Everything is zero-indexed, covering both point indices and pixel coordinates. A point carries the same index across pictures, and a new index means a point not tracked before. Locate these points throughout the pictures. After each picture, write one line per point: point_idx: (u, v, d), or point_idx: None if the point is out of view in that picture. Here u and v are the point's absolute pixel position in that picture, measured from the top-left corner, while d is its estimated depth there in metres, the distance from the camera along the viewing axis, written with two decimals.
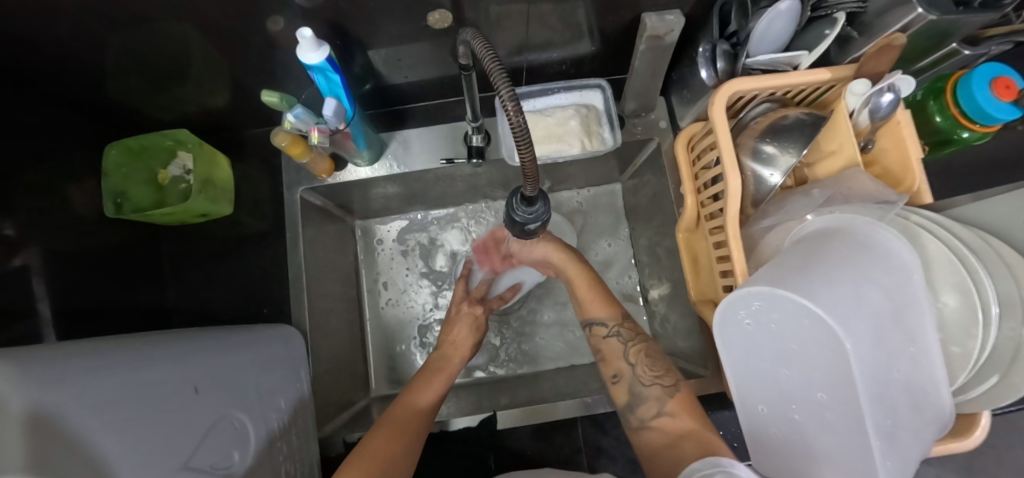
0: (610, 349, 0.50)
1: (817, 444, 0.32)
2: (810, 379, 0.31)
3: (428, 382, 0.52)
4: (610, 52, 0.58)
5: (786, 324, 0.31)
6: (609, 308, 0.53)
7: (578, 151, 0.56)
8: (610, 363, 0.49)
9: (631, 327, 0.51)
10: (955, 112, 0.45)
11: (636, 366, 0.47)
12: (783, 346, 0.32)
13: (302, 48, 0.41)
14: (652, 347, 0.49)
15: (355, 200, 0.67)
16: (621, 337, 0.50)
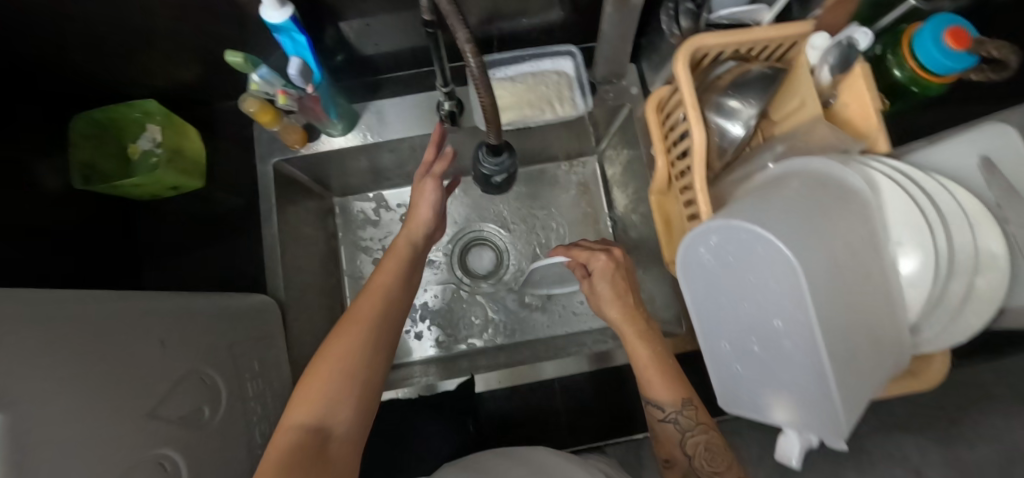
0: (665, 432, 0.46)
1: (777, 374, 0.33)
2: (766, 310, 0.32)
3: (389, 268, 0.48)
4: (579, 18, 0.58)
5: (742, 256, 0.32)
6: (673, 390, 0.45)
7: (551, 116, 0.57)
8: (666, 447, 0.46)
9: (691, 413, 0.45)
10: (913, 66, 0.46)
11: (692, 457, 0.44)
12: (738, 277, 0.32)
13: (265, 7, 0.40)
14: (716, 437, 0.44)
15: (331, 174, 0.67)
16: (679, 425, 0.45)
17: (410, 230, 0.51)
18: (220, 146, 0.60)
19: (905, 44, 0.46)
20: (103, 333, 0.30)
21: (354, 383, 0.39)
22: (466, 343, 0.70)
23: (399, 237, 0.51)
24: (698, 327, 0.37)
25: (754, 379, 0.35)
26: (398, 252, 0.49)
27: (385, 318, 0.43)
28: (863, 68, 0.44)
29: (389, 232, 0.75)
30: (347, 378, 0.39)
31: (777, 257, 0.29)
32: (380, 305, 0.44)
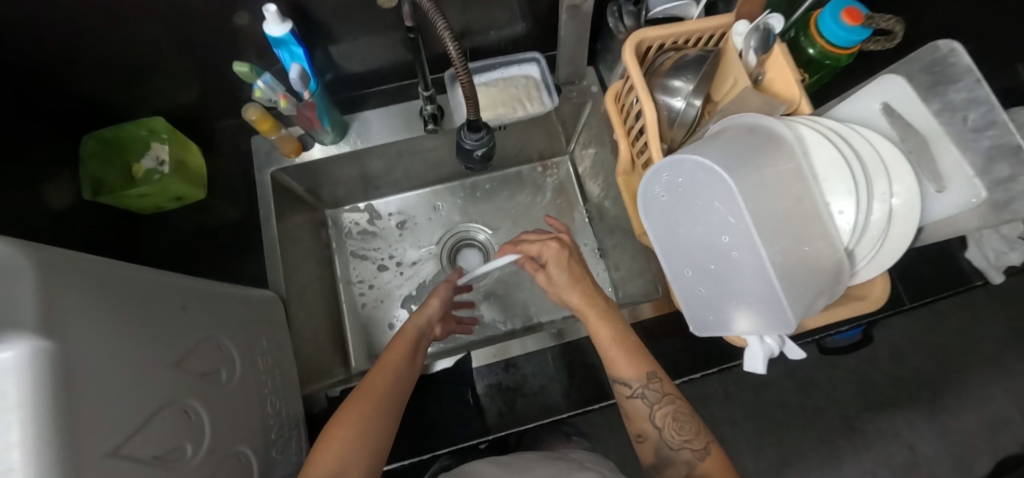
0: (636, 408, 0.51)
1: (733, 286, 0.39)
2: (715, 229, 0.38)
3: (397, 347, 0.54)
4: (540, 29, 0.66)
5: (690, 182, 0.39)
6: (637, 365, 0.52)
7: (522, 113, 0.64)
8: (637, 422, 0.51)
9: (655, 386, 0.51)
10: (822, 43, 0.54)
11: (663, 429, 0.49)
12: (686, 203, 0.40)
13: (268, 22, 0.47)
14: (680, 406, 0.50)
15: (324, 184, 0.72)
16: (647, 399, 0.50)
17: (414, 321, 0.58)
18: (220, 162, 0.65)
19: (812, 25, 0.55)
20: (134, 291, 0.34)
21: (369, 444, 0.44)
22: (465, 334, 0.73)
23: (408, 323, 0.58)
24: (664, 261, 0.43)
25: (716, 296, 0.40)
26: (405, 336, 0.56)
27: (397, 389, 0.50)
28: (781, 47, 0.52)
29: (380, 239, 0.79)
30: (361, 441, 0.44)
31: (715, 178, 0.37)
32: (391, 378, 0.50)
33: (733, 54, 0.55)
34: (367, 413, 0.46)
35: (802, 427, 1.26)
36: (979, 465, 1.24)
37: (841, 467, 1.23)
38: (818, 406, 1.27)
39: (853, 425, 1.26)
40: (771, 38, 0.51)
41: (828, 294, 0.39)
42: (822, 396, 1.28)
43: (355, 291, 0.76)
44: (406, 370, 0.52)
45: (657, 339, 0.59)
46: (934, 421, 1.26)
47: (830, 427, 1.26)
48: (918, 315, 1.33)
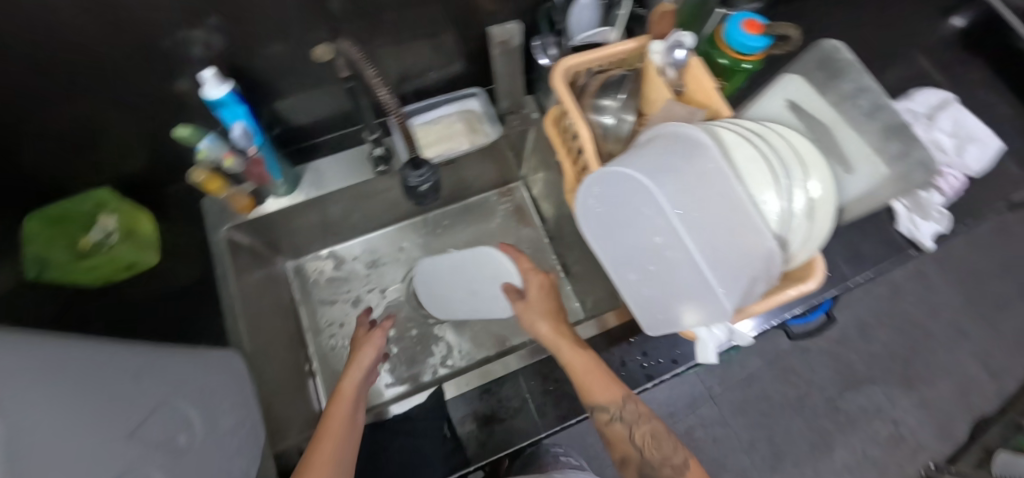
0: (615, 432, 0.51)
1: (671, 283, 0.42)
2: (647, 231, 0.42)
3: (335, 410, 0.50)
4: (475, 66, 0.70)
5: (616, 194, 0.44)
6: (610, 389, 0.50)
7: (468, 146, 0.66)
8: (619, 447, 0.52)
9: (631, 408, 0.51)
10: (731, 53, 0.59)
11: (643, 449, 0.51)
12: (617, 212, 0.45)
13: (206, 86, 0.48)
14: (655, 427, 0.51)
15: (281, 235, 0.72)
16: (626, 422, 0.50)
17: (355, 367, 0.56)
18: (172, 226, 0.65)
19: (718, 38, 0.60)
20: (79, 361, 0.33)
21: None
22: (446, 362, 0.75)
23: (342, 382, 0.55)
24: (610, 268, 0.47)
25: (659, 295, 0.44)
26: (345, 386, 0.54)
27: (347, 435, 0.48)
28: (695, 60, 0.56)
29: (348, 282, 0.80)
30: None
31: (637, 186, 0.41)
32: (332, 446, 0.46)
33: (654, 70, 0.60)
34: (330, 461, 0.45)
35: (790, 416, 1.28)
36: (960, 429, 1.28)
37: (833, 450, 1.26)
38: (800, 393, 1.30)
39: (837, 406, 1.29)
40: (684, 53, 0.56)
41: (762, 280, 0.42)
42: (803, 382, 1.31)
43: (327, 338, 0.76)
44: (347, 429, 0.49)
45: (624, 345, 0.61)
46: (910, 391, 1.31)
47: (816, 412, 1.29)
48: (878, 291, 1.40)
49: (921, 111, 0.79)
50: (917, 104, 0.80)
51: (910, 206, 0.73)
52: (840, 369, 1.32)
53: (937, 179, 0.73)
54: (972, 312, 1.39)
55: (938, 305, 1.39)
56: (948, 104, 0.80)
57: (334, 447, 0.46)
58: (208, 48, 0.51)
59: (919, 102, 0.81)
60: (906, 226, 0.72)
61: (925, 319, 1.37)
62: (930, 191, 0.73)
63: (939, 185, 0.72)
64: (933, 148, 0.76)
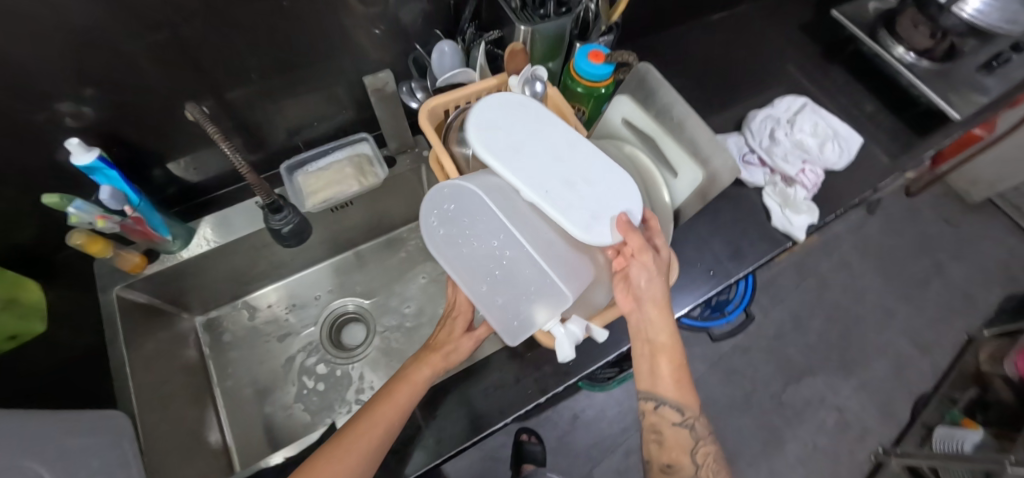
0: (676, 436, 0.54)
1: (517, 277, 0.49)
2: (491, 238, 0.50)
3: (402, 390, 0.55)
4: (361, 111, 0.76)
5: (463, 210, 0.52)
6: (688, 397, 0.54)
7: (357, 188, 0.70)
8: (671, 452, 0.54)
9: (698, 422, 0.54)
10: (583, 82, 0.65)
11: (699, 464, 0.53)
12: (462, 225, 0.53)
13: (74, 153, 0.50)
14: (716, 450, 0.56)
15: (184, 290, 0.72)
16: (693, 431, 0.54)
17: (435, 363, 0.56)
18: (67, 293, 0.65)
19: (572, 70, 0.66)
20: None
21: None
22: (362, 395, 0.77)
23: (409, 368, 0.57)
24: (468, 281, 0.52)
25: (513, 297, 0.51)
26: (415, 376, 0.55)
27: (397, 418, 0.53)
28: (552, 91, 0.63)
29: (260, 330, 0.80)
30: (358, 464, 0.50)
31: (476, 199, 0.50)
32: (377, 435, 0.52)
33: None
34: (369, 429, 0.52)
35: (740, 417, 1.31)
36: (902, 409, 1.33)
37: (785, 445, 1.28)
38: (746, 393, 1.33)
39: (782, 401, 1.33)
40: (543, 86, 0.63)
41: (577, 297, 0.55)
42: (748, 381, 1.35)
43: (239, 390, 0.75)
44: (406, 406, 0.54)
45: (518, 362, 0.64)
46: (848, 378, 1.37)
47: (764, 410, 1.32)
48: (808, 285, 1.47)
49: (782, 115, 0.87)
50: (779, 110, 0.88)
51: (780, 202, 0.80)
52: (781, 365, 1.37)
53: (797, 177, 0.80)
54: (895, 295, 1.48)
55: (863, 292, 1.48)
56: (807, 107, 0.88)
57: (378, 426, 0.52)
58: (79, 118, 0.54)
59: (780, 107, 0.89)
60: (778, 221, 0.78)
61: (853, 307, 1.45)
62: (794, 187, 0.80)
63: (801, 181, 0.80)
64: (796, 147, 0.83)
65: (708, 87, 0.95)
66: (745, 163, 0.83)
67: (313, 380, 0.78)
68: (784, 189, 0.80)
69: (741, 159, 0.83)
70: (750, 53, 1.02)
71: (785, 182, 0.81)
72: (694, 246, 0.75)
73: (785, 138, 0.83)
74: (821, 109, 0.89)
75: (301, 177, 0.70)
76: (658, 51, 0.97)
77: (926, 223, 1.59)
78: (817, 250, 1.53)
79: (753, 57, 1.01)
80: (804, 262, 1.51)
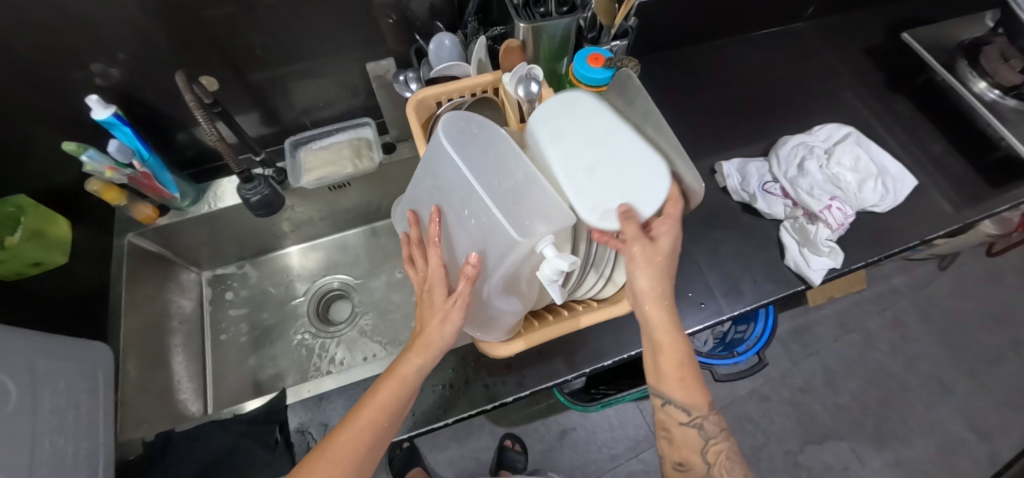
0: (686, 437, 0.50)
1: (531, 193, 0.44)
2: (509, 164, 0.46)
3: (388, 387, 0.46)
4: (370, 97, 0.78)
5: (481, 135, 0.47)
6: (699, 396, 0.49)
7: (351, 170, 0.73)
8: (682, 451, 0.50)
9: (711, 420, 0.50)
10: (582, 86, 0.62)
11: (711, 465, 0.49)
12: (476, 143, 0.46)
13: (93, 109, 0.56)
14: (729, 446, 0.50)
15: (191, 245, 0.79)
16: (705, 430, 0.50)
17: (422, 350, 0.45)
18: (89, 234, 0.72)
19: (571, 73, 0.62)
20: None
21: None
22: (334, 368, 0.79)
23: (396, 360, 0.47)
24: (481, 194, 0.42)
25: (524, 209, 0.42)
26: (402, 370, 0.46)
27: (384, 419, 0.46)
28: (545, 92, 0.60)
29: (256, 292, 0.85)
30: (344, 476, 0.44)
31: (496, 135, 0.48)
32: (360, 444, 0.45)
33: (514, 100, 0.63)
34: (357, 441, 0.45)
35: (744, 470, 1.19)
36: None
37: None
38: (756, 444, 1.22)
39: (797, 462, 1.20)
40: (537, 87, 0.60)
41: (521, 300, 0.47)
42: (761, 433, 1.23)
43: (226, 343, 0.80)
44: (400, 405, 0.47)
45: (472, 363, 0.62)
46: (882, 451, 1.21)
47: (773, 466, 1.20)
48: (851, 339, 1.32)
49: (818, 144, 0.79)
50: (817, 138, 0.80)
51: (798, 239, 0.71)
52: (804, 423, 1.24)
53: (821, 212, 0.70)
54: (957, 367, 1.29)
55: (916, 357, 1.30)
56: (849, 139, 0.79)
57: (365, 430, 0.45)
58: (105, 79, 0.60)
59: (819, 136, 0.80)
60: (793, 260, 0.70)
61: (901, 373, 1.28)
62: (818, 225, 0.70)
63: (827, 217, 0.70)
64: (829, 181, 0.74)
65: (742, 107, 0.87)
66: (764, 191, 0.75)
67: (293, 346, 0.81)
68: (805, 224, 0.71)
69: (759, 187, 0.76)
70: (800, 74, 0.92)
71: (808, 217, 0.72)
72: (687, 273, 0.69)
73: (815, 169, 0.75)
74: (867, 143, 0.79)
75: (302, 154, 0.74)
76: (692, 64, 0.91)
77: (1011, 291, 1.37)
78: (868, 301, 1.36)
79: (803, 79, 0.92)
80: (850, 313, 1.34)
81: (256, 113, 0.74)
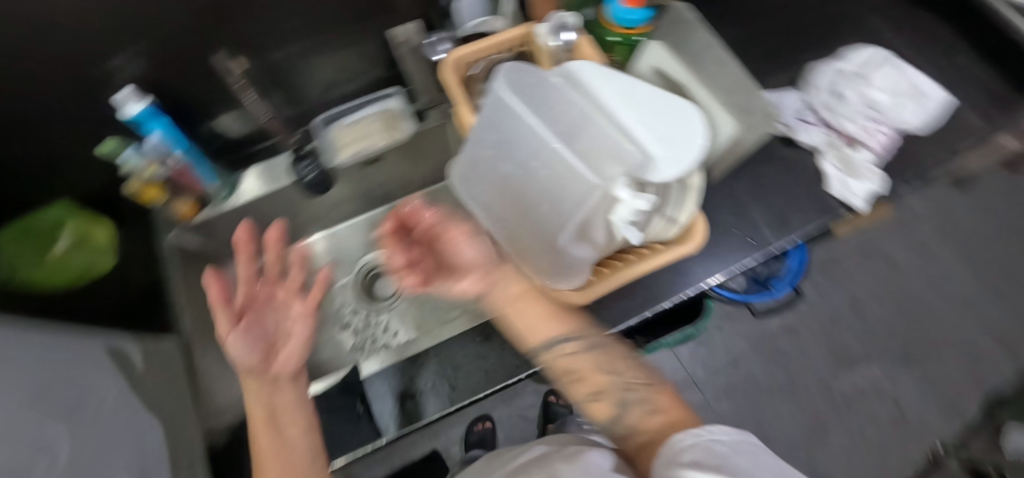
0: (575, 370, 0.44)
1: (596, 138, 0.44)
2: (571, 113, 0.46)
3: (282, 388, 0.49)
4: (392, 66, 0.75)
5: (538, 85, 0.46)
6: (554, 321, 0.46)
7: (384, 143, 0.73)
8: (587, 382, 0.43)
9: (585, 339, 0.45)
10: (620, 29, 0.59)
11: (615, 374, 0.43)
12: (536, 94, 0.46)
13: (126, 103, 0.56)
14: (622, 351, 0.45)
15: (231, 237, 0.78)
16: (584, 352, 0.44)
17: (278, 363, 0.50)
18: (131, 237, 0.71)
19: (604, 17, 0.60)
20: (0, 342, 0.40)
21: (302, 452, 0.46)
22: (390, 339, 0.79)
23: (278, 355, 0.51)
24: (553, 142, 0.42)
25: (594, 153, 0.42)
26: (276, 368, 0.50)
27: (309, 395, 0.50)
28: (582, 40, 0.58)
29: (300, 276, 0.85)
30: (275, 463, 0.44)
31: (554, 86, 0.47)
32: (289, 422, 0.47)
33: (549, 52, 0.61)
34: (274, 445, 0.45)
35: (783, 402, 1.24)
36: (968, 405, 1.23)
37: (828, 433, 1.22)
38: (790, 376, 1.26)
39: (832, 389, 1.25)
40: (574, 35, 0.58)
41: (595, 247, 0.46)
42: (794, 365, 1.27)
43: None
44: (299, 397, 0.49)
45: None
46: (911, 370, 1.26)
47: (808, 394, 1.25)
48: (876, 267, 1.34)
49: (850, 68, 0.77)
50: (851, 62, 0.78)
51: (842, 166, 0.71)
52: (835, 352, 1.28)
53: (863, 138, 0.71)
54: (979, 283, 1.32)
55: (940, 278, 1.33)
56: (878, 60, 0.78)
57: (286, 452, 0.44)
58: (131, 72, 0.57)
59: (848, 60, 0.79)
60: (833, 185, 0.70)
61: (926, 294, 1.32)
62: (860, 150, 0.71)
63: (868, 142, 0.71)
64: (865, 105, 0.74)
65: (773, 37, 0.84)
66: (799, 121, 0.75)
67: (346, 324, 0.81)
68: (846, 149, 0.72)
69: (794, 117, 0.75)
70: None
71: (849, 143, 0.72)
72: (735, 213, 0.69)
73: (851, 93, 0.75)
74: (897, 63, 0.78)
75: (335, 130, 0.73)
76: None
77: None
78: (891, 228, 1.37)
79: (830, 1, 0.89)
80: (874, 241, 1.36)
81: (280, 94, 0.72)
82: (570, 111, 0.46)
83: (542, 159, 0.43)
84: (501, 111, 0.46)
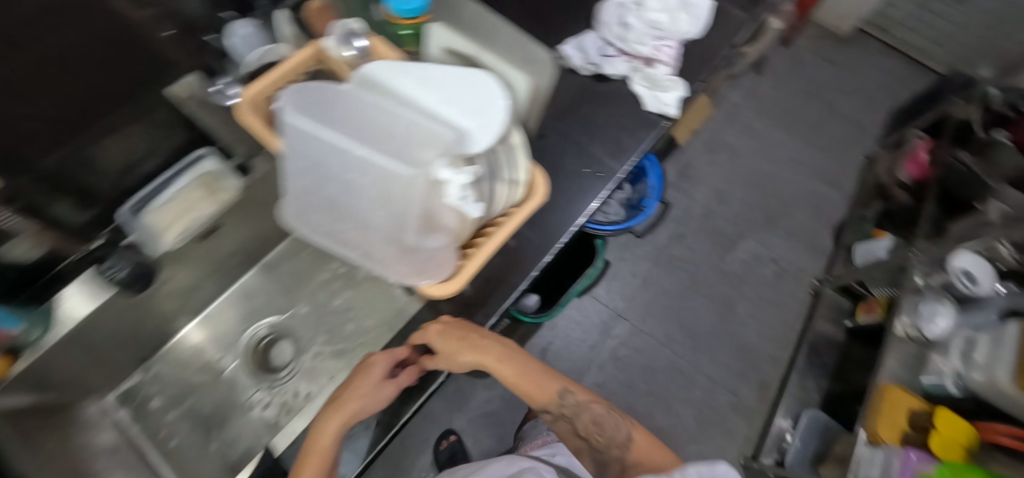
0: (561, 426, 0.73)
1: (405, 132, 0.44)
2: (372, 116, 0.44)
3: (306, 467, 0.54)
4: (193, 127, 0.69)
5: (328, 98, 0.44)
6: (546, 395, 0.71)
7: (214, 211, 0.66)
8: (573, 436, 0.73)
9: (569, 403, 0.71)
10: (404, 21, 0.56)
11: (593, 436, 0.72)
12: (328, 108, 0.44)
13: None
14: (591, 411, 0.72)
15: (74, 376, 0.67)
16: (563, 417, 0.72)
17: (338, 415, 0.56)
18: None
19: (387, 12, 0.57)
20: None
21: None
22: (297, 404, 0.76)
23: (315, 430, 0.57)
24: (359, 150, 0.40)
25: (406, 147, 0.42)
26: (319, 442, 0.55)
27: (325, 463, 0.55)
28: (374, 39, 0.57)
29: (179, 383, 0.78)
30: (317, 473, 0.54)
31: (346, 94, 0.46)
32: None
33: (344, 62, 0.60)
34: None
35: (693, 297, 1.40)
36: (823, 239, 1.48)
37: (735, 308, 1.40)
38: (691, 274, 1.42)
39: (724, 270, 1.43)
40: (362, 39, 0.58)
41: (446, 233, 0.47)
42: (690, 264, 1.44)
43: (176, 446, 0.74)
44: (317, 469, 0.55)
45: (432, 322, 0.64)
46: (775, 230, 1.48)
47: (709, 283, 1.42)
48: (722, 159, 1.54)
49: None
50: None
51: (648, 86, 0.79)
52: (716, 239, 1.46)
53: (657, 57, 0.80)
54: (797, 142, 1.59)
55: (769, 149, 1.57)
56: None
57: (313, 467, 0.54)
58: None
59: None
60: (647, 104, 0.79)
61: (765, 165, 1.55)
62: (657, 68, 0.80)
63: (662, 60, 0.80)
64: (649, 27, 0.82)
65: None
66: (604, 57, 0.81)
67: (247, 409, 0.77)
68: (647, 71, 0.80)
69: (599, 55, 0.81)
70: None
71: (647, 64, 0.81)
72: (575, 153, 0.75)
73: (635, 20, 0.82)
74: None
75: (149, 214, 0.61)
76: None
77: (811, 66, 1.68)
78: (721, 122, 1.59)
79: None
80: (713, 138, 1.57)
81: (67, 197, 0.60)
82: (370, 114, 0.45)
83: (358, 170, 0.42)
84: (299, 137, 0.43)
